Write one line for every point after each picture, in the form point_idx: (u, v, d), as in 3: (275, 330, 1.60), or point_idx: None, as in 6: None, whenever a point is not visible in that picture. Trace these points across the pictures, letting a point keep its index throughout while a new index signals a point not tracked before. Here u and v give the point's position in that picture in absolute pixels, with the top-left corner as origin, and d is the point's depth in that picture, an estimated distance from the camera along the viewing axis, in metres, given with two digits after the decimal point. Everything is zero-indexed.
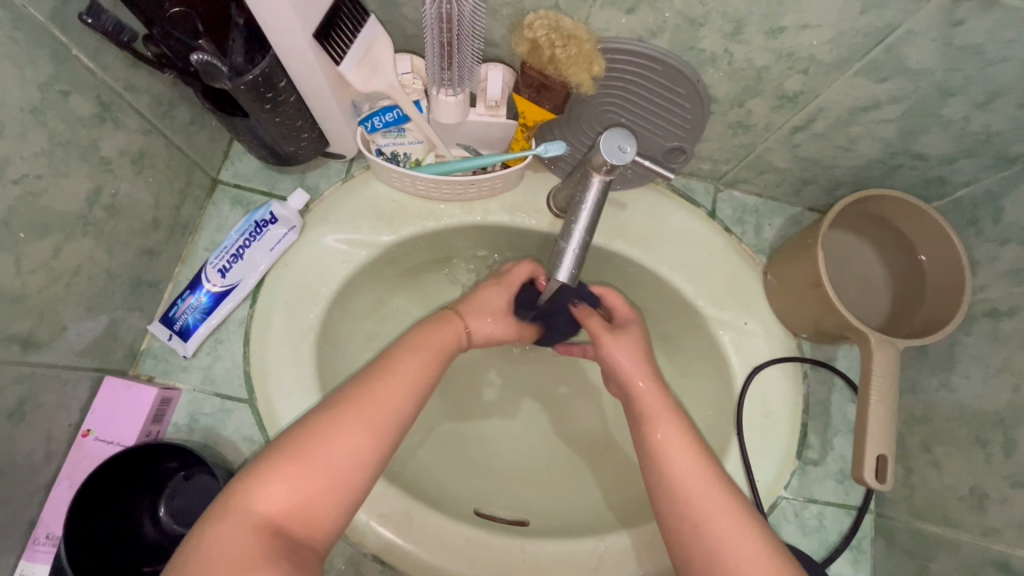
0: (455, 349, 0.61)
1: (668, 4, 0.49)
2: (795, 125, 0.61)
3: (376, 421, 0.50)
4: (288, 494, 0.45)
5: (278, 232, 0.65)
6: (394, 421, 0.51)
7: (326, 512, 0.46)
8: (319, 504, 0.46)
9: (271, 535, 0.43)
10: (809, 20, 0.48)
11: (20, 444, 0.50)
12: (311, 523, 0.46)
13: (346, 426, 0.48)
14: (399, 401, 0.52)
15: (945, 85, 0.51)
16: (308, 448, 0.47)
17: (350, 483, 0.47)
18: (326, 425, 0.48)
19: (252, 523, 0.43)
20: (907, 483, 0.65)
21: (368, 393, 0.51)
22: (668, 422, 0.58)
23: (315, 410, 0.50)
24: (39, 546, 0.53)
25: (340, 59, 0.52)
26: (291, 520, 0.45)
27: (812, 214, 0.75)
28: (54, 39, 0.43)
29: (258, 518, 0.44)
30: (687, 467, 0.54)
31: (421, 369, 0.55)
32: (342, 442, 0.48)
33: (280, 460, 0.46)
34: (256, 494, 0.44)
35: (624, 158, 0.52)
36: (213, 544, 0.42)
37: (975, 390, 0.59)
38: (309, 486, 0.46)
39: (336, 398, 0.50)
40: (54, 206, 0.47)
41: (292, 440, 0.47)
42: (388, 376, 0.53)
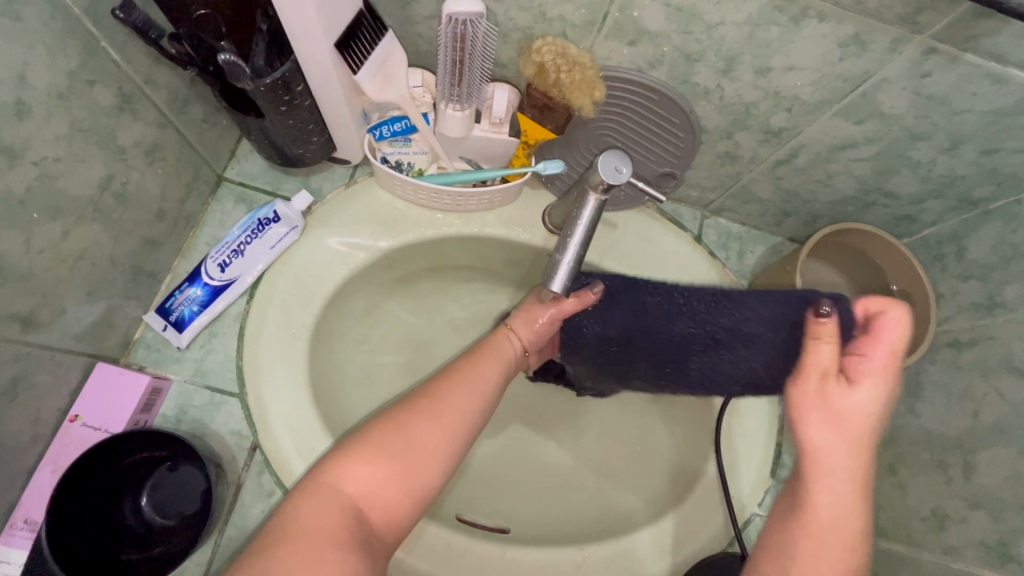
0: (510, 359, 0.65)
1: (667, 39, 0.53)
2: (778, 159, 0.65)
3: (447, 422, 0.55)
4: (370, 477, 0.50)
5: (279, 230, 0.67)
6: (466, 427, 0.56)
7: (400, 505, 0.50)
8: (399, 494, 0.51)
9: (352, 516, 0.48)
10: (794, 63, 0.52)
11: (9, 424, 0.50)
12: (390, 512, 0.50)
13: (431, 424, 0.54)
14: (472, 409, 0.57)
15: (914, 130, 0.55)
16: (399, 443, 0.52)
17: (427, 477, 0.52)
18: (407, 421, 0.53)
19: (337, 503, 0.48)
20: (874, 504, 0.68)
21: (449, 394, 0.57)
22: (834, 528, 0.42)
23: (399, 407, 0.55)
24: (16, 530, 0.52)
25: (357, 67, 0.54)
26: (368, 503, 0.49)
27: (792, 244, 0.79)
28: (86, 31, 0.45)
29: (341, 499, 0.48)
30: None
31: (490, 384, 0.60)
32: (423, 428, 0.53)
33: (371, 450, 0.51)
34: (344, 475, 0.49)
35: (620, 180, 0.56)
36: (309, 512, 0.47)
37: (937, 416, 0.63)
38: (390, 476, 0.50)
39: (414, 399, 0.56)
40: (69, 190, 0.48)
41: (375, 433, 0.52)
42: (457, 383, 0.59)
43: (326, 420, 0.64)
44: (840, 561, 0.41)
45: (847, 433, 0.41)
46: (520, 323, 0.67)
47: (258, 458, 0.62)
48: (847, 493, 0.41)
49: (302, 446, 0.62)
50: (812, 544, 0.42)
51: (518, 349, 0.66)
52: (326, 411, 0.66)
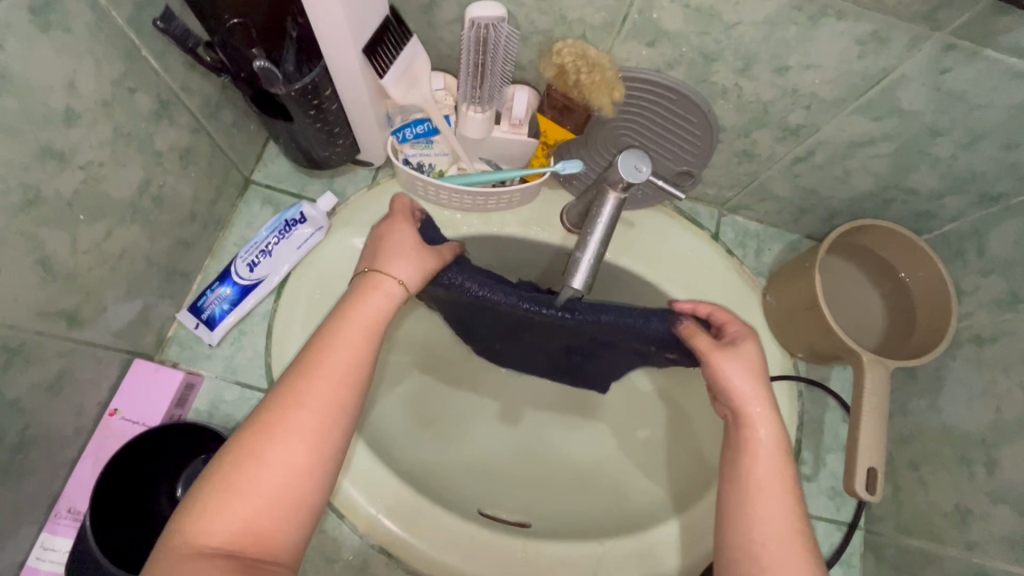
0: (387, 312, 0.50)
1: (685, 40, 0.54)
2: (796, 156, 0.66)
3: (323, 408, 0.44)
4: (235, 516, 0.40)
5: (305, 231, 0.69)
6: (334, 427, 0.44)
7: (286, 515, 0.41)
8: (277, 508, 0.41)
9: (222, 563, 0.38)
10: (812, 61, 0.53)
11: (54, 417, 0.52)
12: (271, 533, 0.41)
13: (282, 439, 0.42)
14: (324, 410, 0.44)
15: (934, 126, 0.56)
16: (253, 466, 0.41)
17: (302, 491, 0.42)
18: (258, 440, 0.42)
19: (194, 561, 0.38)
20: (895, 501, 0.68)
21: (283, 396, 0.44)
22: (775, 488, 0.46)
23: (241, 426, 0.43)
24: (60, 519, 0.54)
25: (383, 72, 0.56)
26: (240, 546, 0.40)
27: (809, 241, 0.80)
28: (129, 41, 0.47)
29: (200, 550, 0.39)
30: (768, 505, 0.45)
31: (354, 363, 0.46)
32: (293, 425, 0.43)
33: (222, 486, 0.41)
34: (202, 526, 0.39)
35: (640, 178, 0.56)
36: None
37: (959, 411, 0.63)
38: (259, 507, 0.41)
39: (254, 413, 0.44)
40: (111, 193, 0.50)
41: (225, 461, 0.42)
42: (297, 390, 0.44)
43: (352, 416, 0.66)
44: (785, 518, 0.45)
45: (747, 375, 0.50)
46: (397, 257, 0.53)
47: None
48: (776, 461, 0.47)
49: None
50: (761, 498, 0.46)
51: (395, 291, 0.51)
52: None
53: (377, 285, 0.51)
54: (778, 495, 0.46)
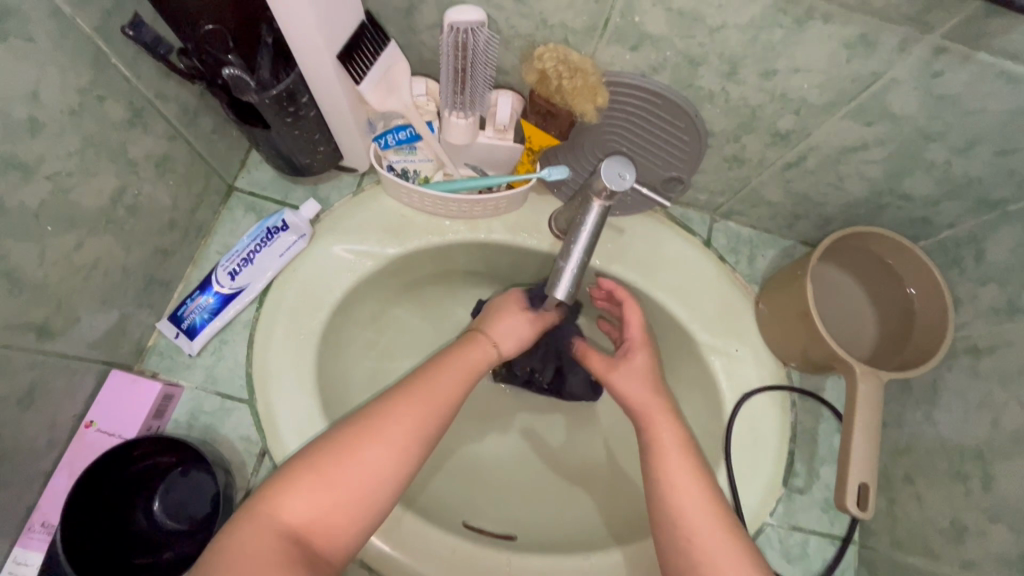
0: (485, 367, 0.61)
1: (669, 43, 0.53)
2: (787, 161, 0.64)
3: (416, 431, 0.52)
4: (318, 503, 0.48)
5: (288, 239, 0.68)
6: (416, 452, 0.52)
7: (361, 518, 0.49)
8: (358, 508, 0.49)
9: (297, 542, 0.46)
10: (800, 65, 0.51)
11: (25, 431, 0.52)
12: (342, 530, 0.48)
13: (375, 447, 0.50)
14: (412, 437, 0.52)
15: (927, 130, 0.54)
16: (347, 465, 0.49)
17: (372, 501, 0.49)
18: (355, 445, 0.50)
19: (277, 531, 0.45)
20: (890, 515, 0.66)
21: (404, 410, 0.53)
22: (679, 453, 0.57)
23: (345, 427, 0.51)
24: (34, 533, 0.54)
25: (359, 79, 0.55)
26: (312, 528, 0.47)
27: (804, 247, 0.78)
28: (97, 49, 0.46)
29: (283, 527, 0.46)
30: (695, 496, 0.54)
31: (449, 394, 0.56)
32: (392, 433, 0.51)
33: (312, 473, 0.48)
34: (290, 501, 0.47)
35: (624, 186, 0.55)
36: (251, 540, 0.44)
37: (955, 424, 0.61)
38: (337, 502, 0.48)
39: (360, 416, 0.52)
40: (81, 203, 0.49)
41: (322, 453, 0.49)
42: (401, 409, 0.53)
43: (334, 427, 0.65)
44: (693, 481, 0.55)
45: (642, 372, 0.63)
46: (499, 323, 0.64)
47: (266, 464, 0.63)
48: (676, 436, 0.59)
49: None
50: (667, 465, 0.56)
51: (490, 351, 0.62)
52: (334, 417, 0.67)
53: (485, 338, 0.62)
54: (686, 461, 0.56)
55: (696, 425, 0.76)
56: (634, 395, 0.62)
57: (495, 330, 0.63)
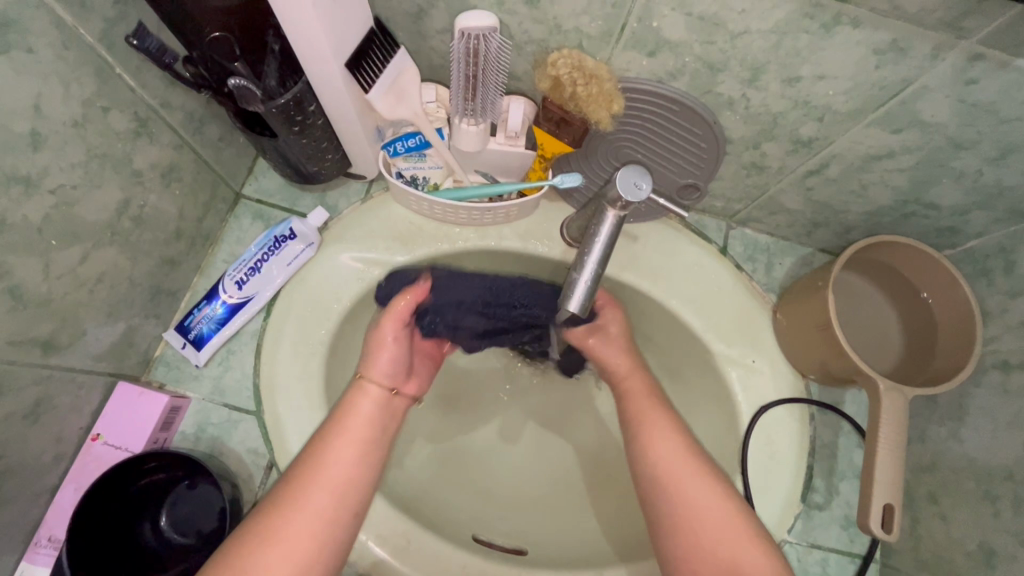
0: (377, 412, 0.60)
1: (688, 49, 0.51)
2: (808, 169, 0.62)
3: (323, 523, 0.52)
4: None
5: (296, 247, 0.66)
6: (327, 545, 0.52)
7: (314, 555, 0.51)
8: (307, 548, 0.51)
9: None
10: (825, 72, 0.49)
11: (31, 445, 0.51)
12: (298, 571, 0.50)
13: (278, 550, 0.50)
14: (319, 529, 0.52)
15: (958, 139, 0.52)
16: (251, 570, 0.48)
17: None
18: (255, 547, 0.49)
19: None
20: (913, 534, 0.64)
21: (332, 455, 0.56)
22: (688, 477, 0.59)
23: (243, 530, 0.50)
24: (40, 548, 0.53)
25: (368, 87, 0.54)
26: None
27: (823, 255, 0.75)
28: (100, 59, 0.45)
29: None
30: (690, 485, 0.58)
31: (354, 471, 0.56)
32: (324, 480, 0.54)
33: None
34: None
35: (640, 196, 0.53)
36: None
37: (983, 442, 0.59)
38: None
39: (262, 514, 0.51)
40: (86, 216, 0.49)
41: (222, 566, 0.48)
42: (304, 499, 0.53)
43: None
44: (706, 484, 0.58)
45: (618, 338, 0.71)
46: (376, 361, 0.62)
47: (274, 477, 0.62)
48: (676, 440, 0.62)
49: None
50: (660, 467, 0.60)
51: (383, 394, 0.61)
52: None
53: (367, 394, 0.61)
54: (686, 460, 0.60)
55: (711, 437, 0.74)
56: (646, 409, 0.66)
57: (375, 371, 0.62)
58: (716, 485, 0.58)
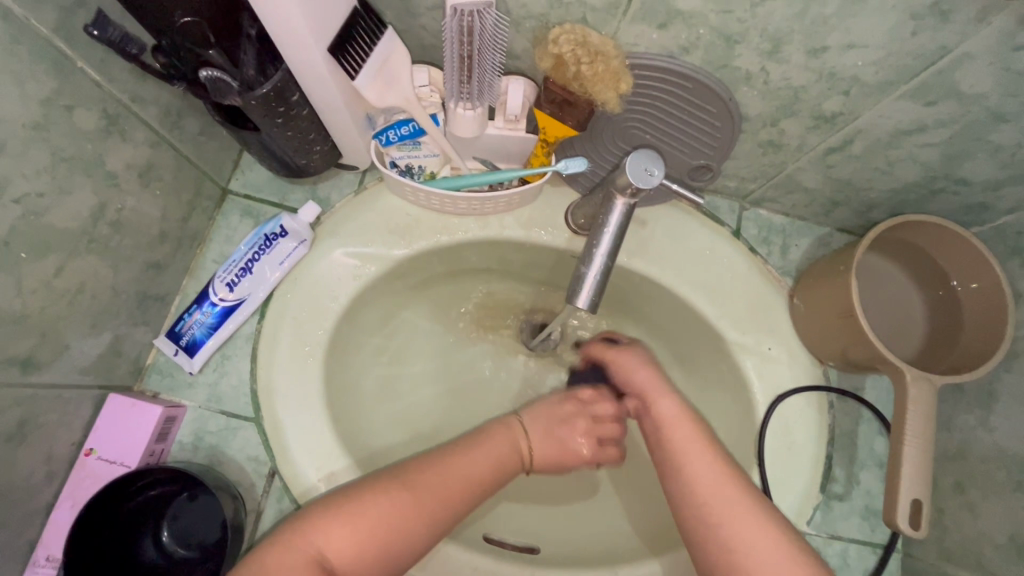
0: (508, 459, 0.63)
1: (703, 20, 0.46)
2: (830, 146, 0.58)
3: (449, 489, 0.57)
4: (349, 540, 0.51)
5: (288, 246, 0.63)
6: (451, 501, 0.57)
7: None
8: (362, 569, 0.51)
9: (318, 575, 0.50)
10: (854, 41, 0.45)
11: (20, 465, 0.49)
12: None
13: (416, 496, 0.55)
14: (465, 478, 0.58)
15: (997, 111, 0.47)
16: (380, 507, 0.53)
17: (405, 541, 0.53)
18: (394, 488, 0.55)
19: (307, 554, 0.50)
20: (938, 524, 0.62)
21: (413, 498, 0.54)
22: (681, 426, 0.61)
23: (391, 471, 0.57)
24: (39, 568, 0.52)
25: (354, 73, 0.50)
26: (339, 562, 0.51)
27: (842, 235, 0.72)
28: (58, 53, 0.42)
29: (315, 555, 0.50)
30: (728, 512, 0.54)
31: (500, 455, 0.62)
32: (396, 520, 0.53)
33: (344, 509, 0.52)
34: (325, 534, 0.51)
35: (652, 183, 0.49)
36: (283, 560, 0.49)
37: (1014, 432, 0.56)
38: (368, 538, 0.52)
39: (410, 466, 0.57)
40: (57, 224, 0.46)
41: (361, 494, 0.54)
42: (466, 451, 0.60)
43: (345, 444, 0.62)
44: (702, 450, 0.59)
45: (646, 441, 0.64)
46: (541, 435, 0.66)
47: (276, 484, 0.60)
48: (681, 420, 0.62)
49: (321, 470, 0.60)
50: (674, 432, 0.61)
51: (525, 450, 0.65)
52: (346, 432, 0.63)
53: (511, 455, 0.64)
54: (682, 427, 0.61)
55: (726, 428, 0.72)
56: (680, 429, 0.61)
57: (534, 434, 0.66)
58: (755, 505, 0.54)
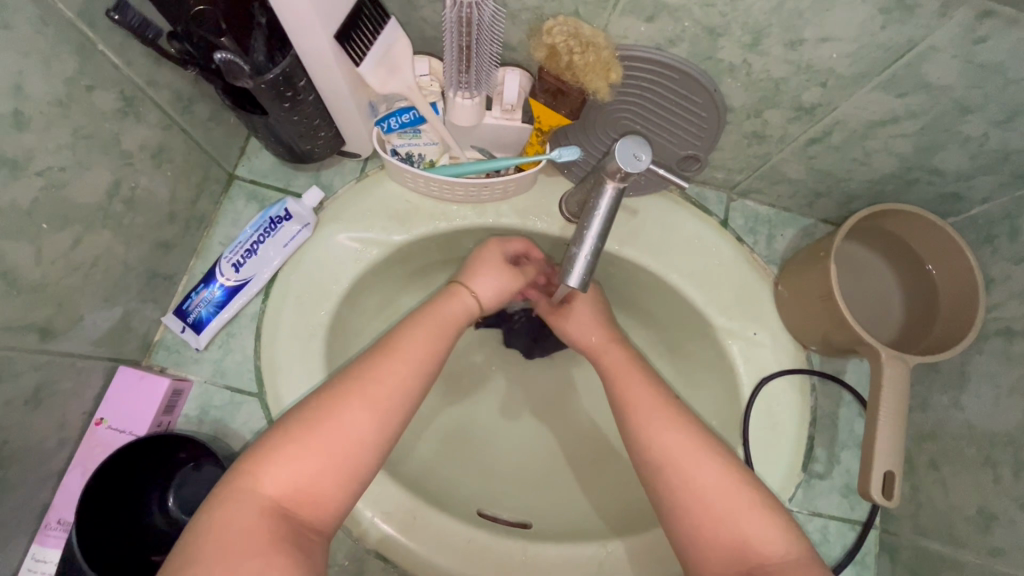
0: (465, 321, 0.64)
1: (688, 13, 0.49)
2: (811, 137, 0.61)
3: (387, 394, 0.53)
4: (295, 471, 0.48)
5: (292, 229, 0.65)
6: (398, 403, 0.54)
7: (334, 495, 0.49)
8: (329, 489, 0.49)
9: (280, 514, 0.47)
10: (829, 33, 0.48)
11: (34, 430, 0.51)
12: (321, 504, 0.49)
13: (355, 409, 0.51)
14: (406, 384, 0.55)
15: (964, 102, 0.50)
16: (325, 430, 0.49)
17: (353, 458, 0.50)
18: (330, 410, 0.50)
19: (254, 504, 0.46)
20: (913, 501, 0.65)
21: (356, 401, 0.51)
22: (675, 436, 0.56)
23: (313, 395, 0.52)
24: (50, 530, 0.54)
25: (359, 59, 0.53)
26: (296, 499, 0.48)
27: (825, 226, 0.75)
28: (81, 36, 0.44)
29: (267, 495, 0.47)
30: (688, 463, 0.54)
31: (428, 340, 0.59)
32: (341, 432, 0.50)
33: (291, 445, 0.48)
34: (262, 476, 0.47)
35: (640, 166, 0.52)
36: (230, 516, 0.45)
37: (984, 409, 0.59)
38: (317, 467, 0.48)
39: (339, 380, 0.53)
40: (75, 199, 0.48)
41: (293, 424, 0.50)
42: (389, 357, 0.55)
43: None
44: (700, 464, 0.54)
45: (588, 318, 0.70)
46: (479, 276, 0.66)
47: None
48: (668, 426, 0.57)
49: None
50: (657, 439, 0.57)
51: (470, 302, 0.65)
52: None
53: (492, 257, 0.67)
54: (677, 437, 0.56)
55: (713, 411, 0.74)
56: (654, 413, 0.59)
57: (476, 286, 0.65)
58: (712, 451, 0.55)
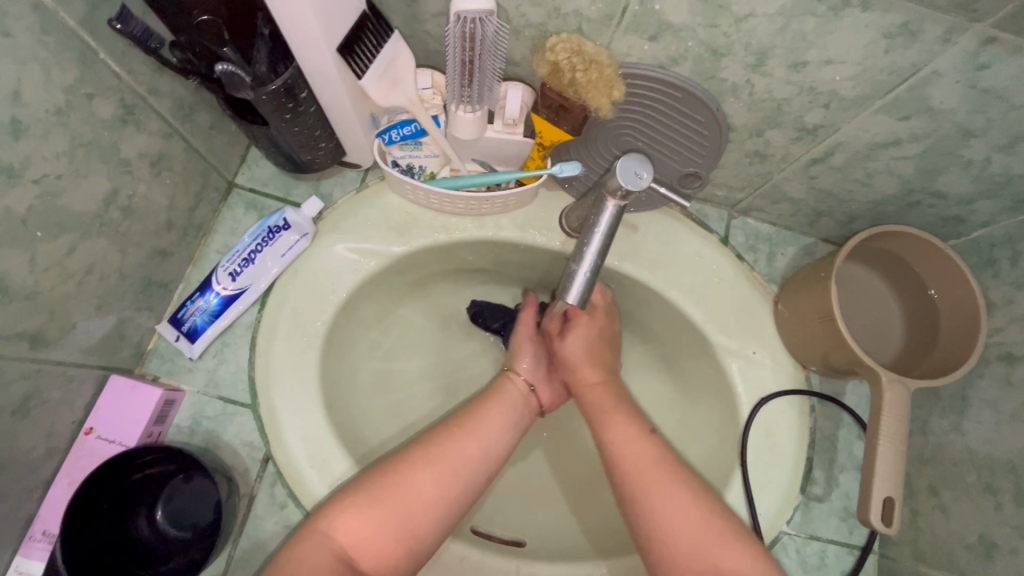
0: (521, 403, 0.66)
1: (691, 33, 0.49)
2: (813, 157, 0.60)
3: (461, 466, 0.57)
4: (367, 528, 0.52)
5: (290, 238, 0.65)
6: (470, 476, 0.57)
7: (394, 558, 0.52)
8: (389, 552, 0.52)
9: (344, 565, 0.50)
10: (832, 56, 0.48)
11: (22, 440, 0.51)
12: (379, 566, 0.52)
13: (430, 479, 0.55)
14: (479, 461, 0.59)
15: (967, 127, 0.50)
16: (399, 492, 0.54)
17: (421, 525, 0.54)
18: (408, 477, 0.55)
19: (329, 548, 0.51)
20: (913, 526, 0.64)
21: (430, 469, 0.56)
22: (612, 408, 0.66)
23: (397, 459, 0.57)
24: (35, 542, 0.53)
25: (361, 72, 0.53)
26: (359, 554, 0.51)
27: (826, 245, 0.74)
28: (83, 44, 0.44)
29: (336, 545, 0.51)
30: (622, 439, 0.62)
31: (501, 423, 0.62)
32: (416, 499, 0.54)
33: (369, 501, 0.53)
34: (339, 524, 0.52)
35: (641, 185, 0.52)
36: (307, 553, 0.50)
37: (985, 435, 0.58)
38: (384, 529, 0.52)
39: (420, 448, 0.57)
40: (72, 206, 0.48)
41: (378, 483, 0.54)
42: (468, 431, 0.60)
43: (338, 432, 0.63)
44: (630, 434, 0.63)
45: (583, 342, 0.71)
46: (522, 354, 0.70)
47: (270, 470, 0.61)
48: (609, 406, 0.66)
49: (315, 457, 0.61)
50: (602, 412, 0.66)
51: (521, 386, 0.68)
52: (339, 421, 0.65)
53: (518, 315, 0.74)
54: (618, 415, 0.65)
55: (712, 430, 0.74)
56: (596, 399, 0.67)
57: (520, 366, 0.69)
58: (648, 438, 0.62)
